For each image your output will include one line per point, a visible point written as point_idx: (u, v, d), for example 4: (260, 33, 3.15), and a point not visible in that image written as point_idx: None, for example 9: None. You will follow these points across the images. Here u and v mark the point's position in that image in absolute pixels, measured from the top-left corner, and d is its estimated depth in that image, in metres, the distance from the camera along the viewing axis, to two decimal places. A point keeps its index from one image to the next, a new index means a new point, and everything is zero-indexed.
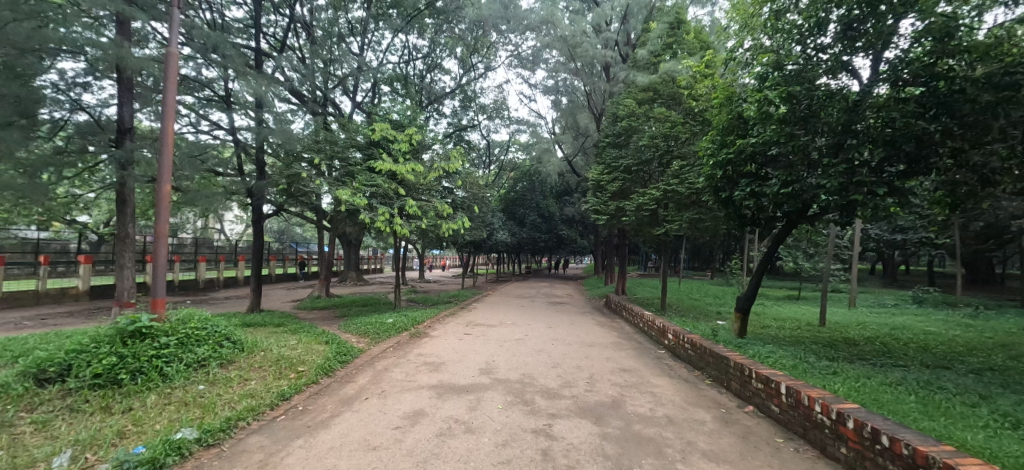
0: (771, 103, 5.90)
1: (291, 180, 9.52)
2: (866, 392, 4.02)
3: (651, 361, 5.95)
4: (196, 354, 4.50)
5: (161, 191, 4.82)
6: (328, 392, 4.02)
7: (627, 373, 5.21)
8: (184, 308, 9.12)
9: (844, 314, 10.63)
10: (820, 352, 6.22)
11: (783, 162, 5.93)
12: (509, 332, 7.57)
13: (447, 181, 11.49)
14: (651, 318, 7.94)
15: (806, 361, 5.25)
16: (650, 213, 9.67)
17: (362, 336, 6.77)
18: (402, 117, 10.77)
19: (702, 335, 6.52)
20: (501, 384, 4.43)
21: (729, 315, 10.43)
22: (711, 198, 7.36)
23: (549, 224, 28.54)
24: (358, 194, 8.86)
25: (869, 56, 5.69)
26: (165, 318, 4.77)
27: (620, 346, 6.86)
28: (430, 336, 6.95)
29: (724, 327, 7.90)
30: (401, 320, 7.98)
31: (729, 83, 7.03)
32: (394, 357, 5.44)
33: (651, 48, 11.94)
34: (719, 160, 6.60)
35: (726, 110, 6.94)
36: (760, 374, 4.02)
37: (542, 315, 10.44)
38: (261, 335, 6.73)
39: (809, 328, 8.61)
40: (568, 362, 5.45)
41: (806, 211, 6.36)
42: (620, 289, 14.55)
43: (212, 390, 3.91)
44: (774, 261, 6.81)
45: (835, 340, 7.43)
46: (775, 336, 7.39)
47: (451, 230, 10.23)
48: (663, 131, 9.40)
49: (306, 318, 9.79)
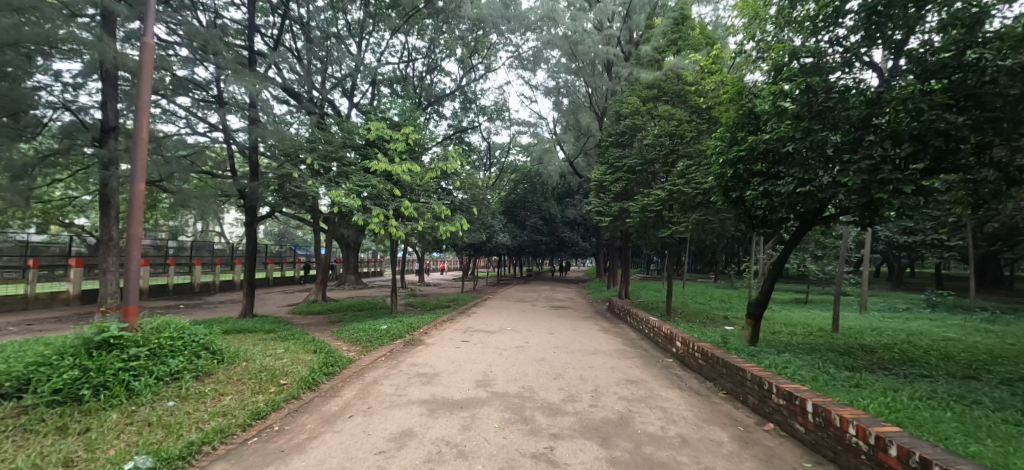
0: (786, 97, 5.60)
1: (283, 181, 9.18)
2: (900, 409, 3.66)
3: (659, 371, 5.59)
4: (170, 366, 4.17)
5: (134, 191, 4.46)
6: (310, 409, 3.67)
7: (634, 384, 4.87)
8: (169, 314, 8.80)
9: (857, 319, 10.26)
10: (839, 360, 5.86)
11: (798, 159, 5.58)
12: (509, 339, 7.22)
13: (445, 180, 11.12)
14: (657, 323, 7.57)
15: (826, 372, 4.91)
16: (654, 215, 9.28)
17: (353, 344, 6.43)
18: (398, 115, 10.46)
19: (712, 342, 6.17)
20: (499, 398, 4.09)
21: (737, 321, 10.07)
22: (720, 197, 7.05)
23: (550, 226, 28.26)
24: (352, 194, 8.51)
25: (890, 48, 5.35)
26: (139, 327, 4.46)
27: (625, 354, 6.50)
28: (426, 344, 6.61)
29: (734, 334, 7.54)
30: (396, 326, 7.66)
31: (737, 80, 6.77)
32: (386, 367, 5.09)
33: (655, 44, 11.59)
34: (728, 158, 6.27)
35: (736, 105, 6.63)
36: (782, 389, 3.66)
37: (543, 320, 10.10)
38: (247, 343, 6.39)
39: (822, 334, 8.24)
40: (571, 373, 5.10)
41: (821, 211, 5.97)
42: (623, 292, 14.15)
43: (182, 407, 3.59)
44: (786, 264, 6.43)
45: (852, 347, 7.07)
46: (787, 343, 7.04)
47: (450, 232, 9.88)
48: (668, 129, 9.08)
49: (299, 324, 9.49)
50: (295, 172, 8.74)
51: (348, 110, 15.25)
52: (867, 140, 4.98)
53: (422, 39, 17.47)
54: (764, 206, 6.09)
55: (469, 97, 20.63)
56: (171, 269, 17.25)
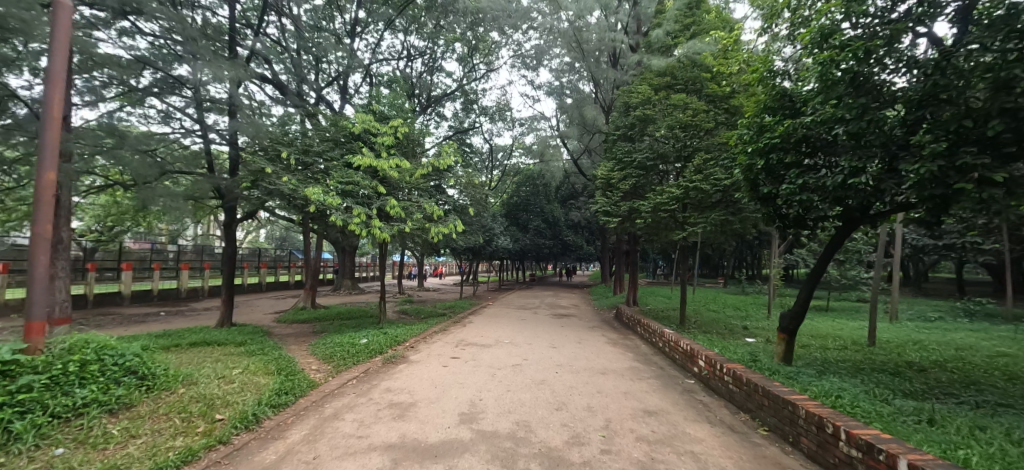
0: (835, 70, 4.69)
1: (256, 178, 8.32)
2: (1020, 465, 2.74)
3: (680, 397, 4.71)
4: (74, 397, 3.31)
5: (41, 179, 3.63)
6: (237, 461, 2.81)
7: (654, 417, 3.98)
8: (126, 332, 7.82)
9: (891, 331, 9.28)
10: (895, 385, 4.96)
11: (844, 146, 4.71)
12: (505, 356, 6.33)
13: (437, 180, 10.10)
14: (674, 337, 6.70)
15: (890, 405, 4.00)
16: (668, 215, 8.29)
17: (323, 362, 5.56)
18: (388, 107, 9.66)
19: (741, 362, 5.28)
20: (485, 441, 3.22)
21: (759, 331, 9.15)
22: (746, 193, 6.16)
23: (553, 229, 27.24)
24: (330, 192, 7.60)
25: (953, 13, 4.51)
26: (45, 349, 3.65)
27: (638, 375, 5.61)
28: (408, 362, 5.73)
29: (762, 350, 6.65)
30: (378, 340, 6.78)
31: (768, 60, 5.86)
32: (354, 394, 4.22)
33: (667, 28, 10.71)
34: (759, 145, 5.37)
35: (766, 87, 5.80)
36: (856, 437, 2.76)
37: (545, 331, 9.20)
38: (202, 362, 5.55)
39: (859, 349, 7.28)
40: (576, 402, 4.23)
41: (871, 209, 5.03)
42: (631, 299, 13.19)
43: (69, 458, 2.71)
44: (826, 270, 5.55)
45: (899, 366, 6.15)
46: (825, 362, 6.13)
47: (442, 234, 8.95)
48: (682, 119, 8.23)
49: (277, 335, 8.67)
50: (267, 166, 7.86)
51: (338, 106, 14.39)
52: (931, 121, 4.09)
53: (422, 36, 16.85)
54: (801, 204, 5.19)
55: (470, 97, 19.90)
56: (155, 274, 16.47)
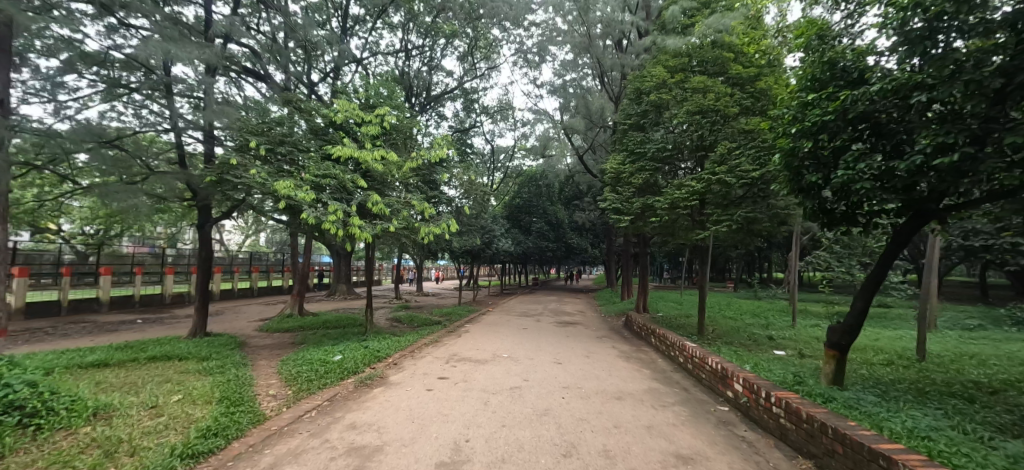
0: (910, 22, 3.83)
1: (223, 172, 7.43)
2: None
3: (717, 434, 3.79)
4: None
5: None
6: None
7: (690, 467, 3.05)
8: (72, 351, 6.87)
9: (934, 342, 8.30)
10: (982, 417, 3.99)
11: (916, 121, 3.84)
12: (502, 376, 5.41)
13: (430, 174, 9.24)
14: (698, 353, 5.79)
15: (1002, 453, 3.04)
16: (686, 212, 7.45)
17: (285, 386, 4.70)
18: (374, 95, 8.85)
19: (786, 386, 4.35)
20: None
21: (788, 342, 8.21)
22: (785, 185, 5.24)
23: (556, 232, 26.36)
24: (303, 186, 6.73)
25: None
26: None
27: (660, 401, 4.67)
28: (386, 384, 4.85)
29: (802, 368, 5.69)
30: (355, 356, 5.89)
31: (814, 22, 4.99)
32: (306, 434, 3.32)
33: (682, 7, 9.84)
34: (805, 126, 4.51)
35: (814, 55, 4.90)
36: None
37: (548, 343, 8.30)
38: (140, 387, 4.67)
39: (912, 366, 6.30)
40: (591, 444, 3.30)
41: (948, 199, 4.13)
42: (641, 305, 12.29)
43: None
44: (885, 276, 4.64)
45: (968, 387, 5.19)
46: (879, 383, 5.18)
47: (432, 234, 8.05)
48: (703, 103, 7.36)
49: (249, 348, 7.77)
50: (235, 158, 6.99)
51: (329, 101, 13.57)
52: None
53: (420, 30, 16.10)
54: (855, 194, 4.32)
55: (470, 96, 19.11)
56: (137, 280, 15.64)
